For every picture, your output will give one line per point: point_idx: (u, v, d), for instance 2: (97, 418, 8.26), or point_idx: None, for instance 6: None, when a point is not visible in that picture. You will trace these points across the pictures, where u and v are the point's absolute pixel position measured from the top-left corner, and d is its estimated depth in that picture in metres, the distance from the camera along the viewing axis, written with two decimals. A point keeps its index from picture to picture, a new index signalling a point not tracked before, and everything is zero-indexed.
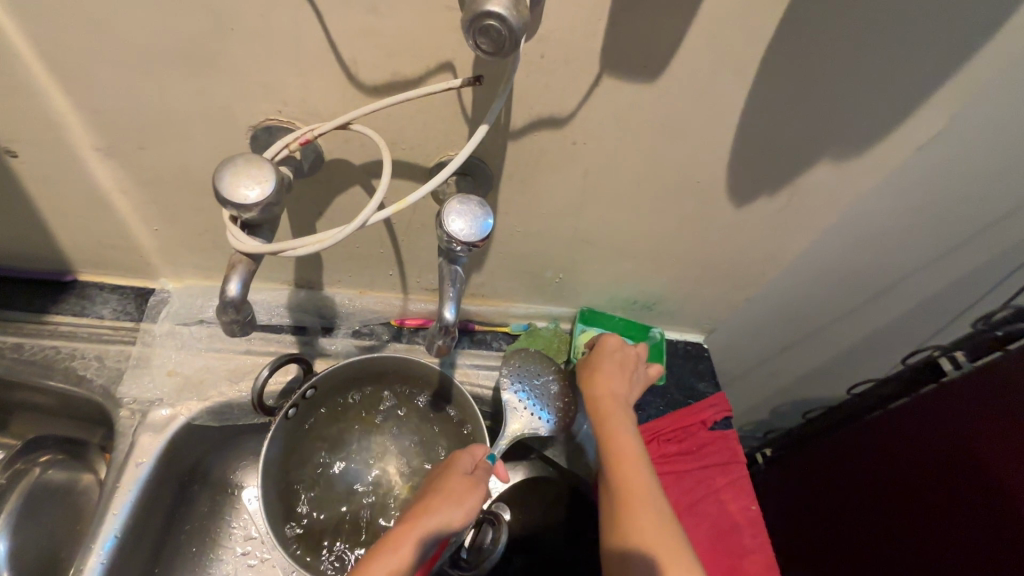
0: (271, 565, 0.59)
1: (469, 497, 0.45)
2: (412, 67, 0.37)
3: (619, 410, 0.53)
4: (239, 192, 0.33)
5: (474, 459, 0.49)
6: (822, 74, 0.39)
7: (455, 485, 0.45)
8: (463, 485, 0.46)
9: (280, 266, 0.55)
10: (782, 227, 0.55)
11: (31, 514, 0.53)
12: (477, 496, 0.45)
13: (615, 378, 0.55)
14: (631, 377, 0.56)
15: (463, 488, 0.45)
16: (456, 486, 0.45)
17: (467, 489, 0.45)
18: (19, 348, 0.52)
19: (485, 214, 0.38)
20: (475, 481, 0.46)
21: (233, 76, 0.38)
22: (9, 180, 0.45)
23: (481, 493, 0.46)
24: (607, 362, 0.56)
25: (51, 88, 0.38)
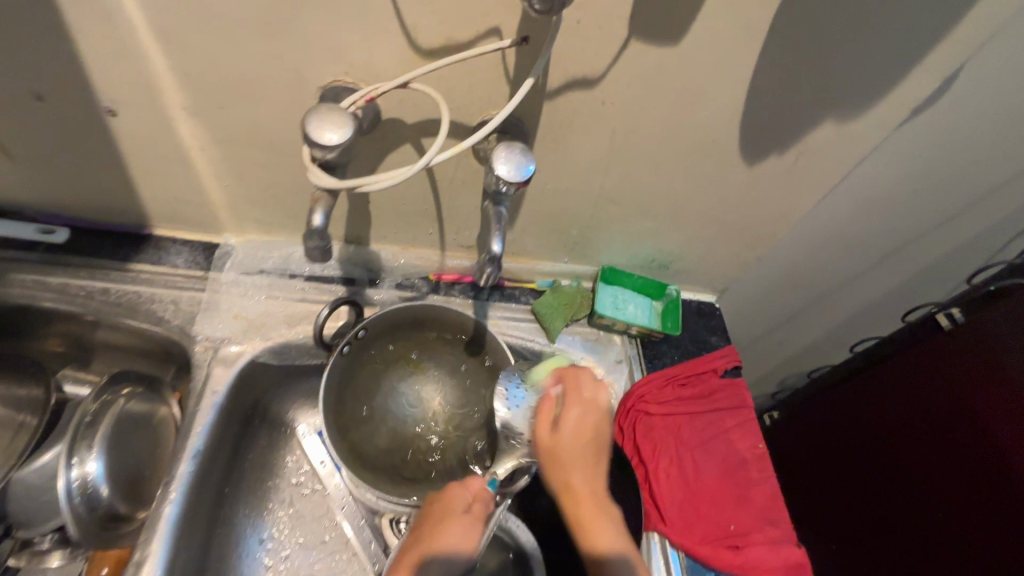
0: (322, 494, 0.66)
1: (467, 541, 0.46)
2: (465, 30, 0.42)
3: (591, 459, 0.50)
4: (324, 135, 0.39)
5: (470, 495, 0.49)
6: (826, 35, 0.44)
7: (452, 534, 0.46)
8: (462, 529, 0.47)
9: (331, 222, 0.60)
10: (791, 187, 0.59)
11: (121, 439, 0.57)
12: (471, 538, 0.46)
13: (579, 426, 0.50)
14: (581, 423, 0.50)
15: (456, 542, 0.46)
16: (451, 533, 0.46)
17: (462, 538, 0.46)
18: (107, 292, 0.59)
19: (527, 160, 0.44)
20: (473, 523, 0.47)
21: (309, 42, 0.43)
22: (106, 138, 0.51)
23: (479, 537, 0.47)
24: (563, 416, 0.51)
25: (152, 55, 0.44)
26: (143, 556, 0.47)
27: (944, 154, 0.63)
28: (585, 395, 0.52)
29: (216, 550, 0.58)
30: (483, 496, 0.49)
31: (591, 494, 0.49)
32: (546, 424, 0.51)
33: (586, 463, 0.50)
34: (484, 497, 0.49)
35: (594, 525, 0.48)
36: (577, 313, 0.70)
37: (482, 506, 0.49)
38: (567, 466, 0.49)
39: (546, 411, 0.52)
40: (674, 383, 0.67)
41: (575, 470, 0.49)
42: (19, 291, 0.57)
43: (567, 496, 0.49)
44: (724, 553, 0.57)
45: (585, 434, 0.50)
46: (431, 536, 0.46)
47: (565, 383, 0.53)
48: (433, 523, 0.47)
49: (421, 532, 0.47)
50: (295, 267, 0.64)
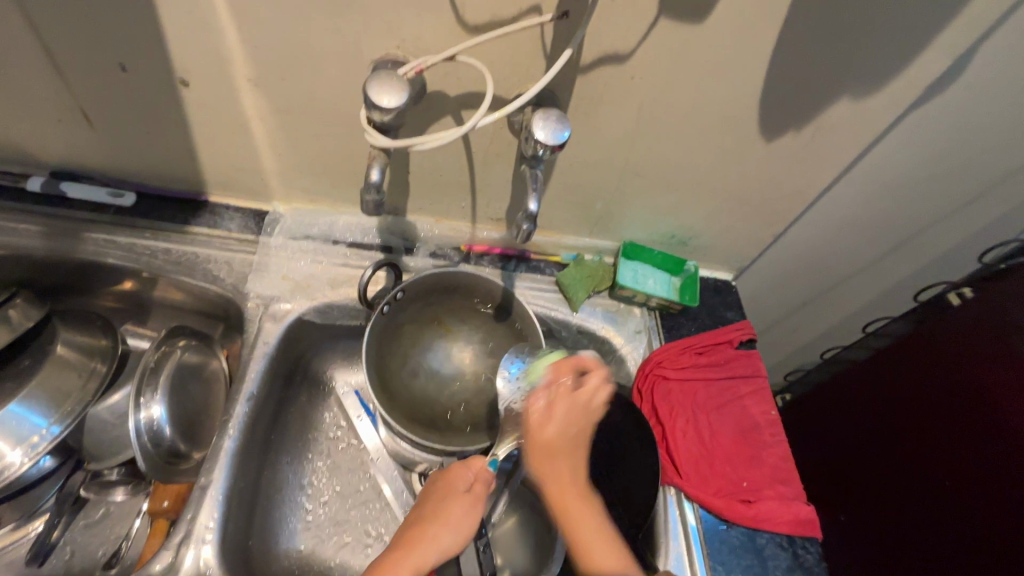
0: (357, 448, 0.70)
1: (465, 522, 0.53)
2: (508, 7, 0.46)
3: (574, 446, 0.59)
4: (383, 99, 0.44)
5: (471, 475, 0.56)
6: (843, 15, 0.47)
7: (452, 511, 0.53)
8: (461, 506, 0.53)
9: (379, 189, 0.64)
10: (807, 165, 0.62)
11: (180, 387, 0.62)
12: (470, 520, 0.53)
13: (567, 418, 0.59)
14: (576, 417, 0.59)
15: (454, 517, 0.53)
16: (453, 509, 0.53)
17: (460, 514, 0.53)
18: (169, 252, 0.65)
19: (562, 127, 0.48)
20: (469, 502, 0.54)
21: (366, 18, 0.47)
22: (177, 107, 0.56)
23: (476, 513, 0.54)
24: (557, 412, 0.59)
25: (225, 29, 0.48)
26: (208, 481, 0.54)
27: (959, 137, 0.66)
28: (575, 386, 0.59)
29: (264, 490, 0.62)
30: (483, 478, 0.56)
31: (573, 479, 0.58)
32: (538, 420, 0.59)
33: (571, 452, 0.59)
34: (484, 480, 0.56)
35: (577, 508, 0.57)
36: (599, 285, 0.74)
37: (480, 487, 0.55)
38: (552, 454, 0.58)
39: (537, 409, 0.59)
40: (691, 351, 0.71)
41: (561, 459, 0.58)
42: (88, 251, 0.64)
43: (552, 481, 0.58)
44: (736, 505, 0.60)
45: (570, 425, 0.59)
46: (432, 510, 0.53)
47: (556, 383, 0.59)
48: (436, 499, 0.54)
49: (421, 507, 0.54)
50: (337, 234, 0.71)
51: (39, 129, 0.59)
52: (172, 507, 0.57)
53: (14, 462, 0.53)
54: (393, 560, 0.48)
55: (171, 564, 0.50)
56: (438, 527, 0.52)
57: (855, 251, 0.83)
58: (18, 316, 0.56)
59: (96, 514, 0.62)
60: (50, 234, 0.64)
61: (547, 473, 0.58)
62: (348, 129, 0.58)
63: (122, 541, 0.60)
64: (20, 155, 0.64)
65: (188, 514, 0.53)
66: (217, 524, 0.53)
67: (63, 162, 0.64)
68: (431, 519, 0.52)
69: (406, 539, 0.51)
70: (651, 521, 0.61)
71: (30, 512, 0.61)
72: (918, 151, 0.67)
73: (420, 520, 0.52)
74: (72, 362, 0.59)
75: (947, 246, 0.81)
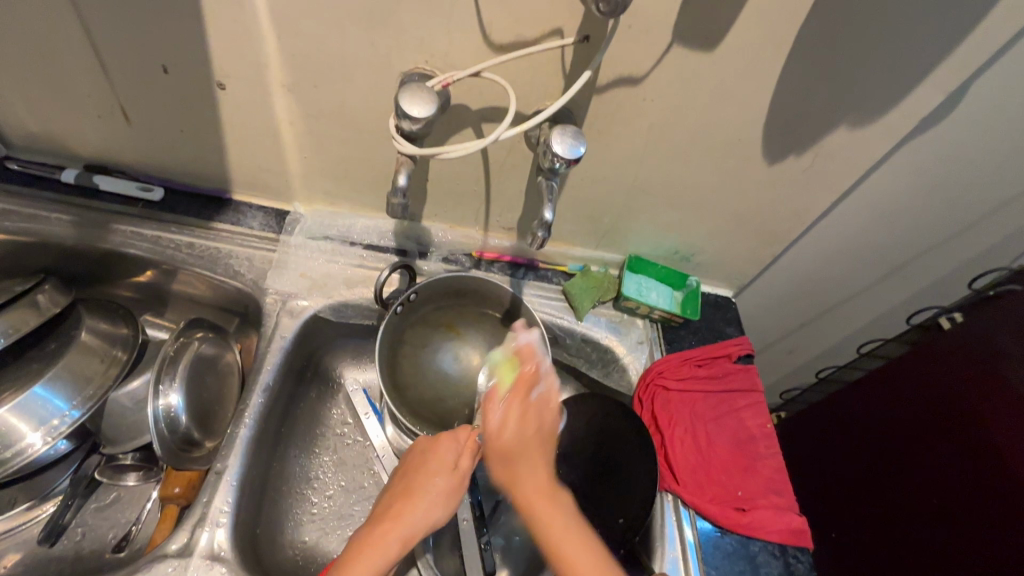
0: (363, 445, 0.72)
1: (447, 496, 0.51)
2: (533, 30, 0.50)
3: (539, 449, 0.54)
4: (414, 109, 0.47)
5: (458, 448, 0.54)
6: (842, 49, 0.51)
7: (438, 489, 0.51)
8: (448, 480, 0.52)
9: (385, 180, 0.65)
10: (807, 188, 0.65)
11: (198, 377, 0.64)
12: (451, 498, 0.51)
13: (520, 425, 0.55)
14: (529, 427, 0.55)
15: (434, 499, 0.50)
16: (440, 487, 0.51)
17: (446, 490, 0.51)
18: (193, 246, 0.68)
19: (577, 142, 0.51)
20: (456, 478, 0.52)
21: (398, 32, 0.50)
22: (212, 107, 0.59)
23: (458, 489, 0.52)
24: (512, 409, 0.55)
25: (266, 37, 0.51)
26: (223, 466, 0.56)
27: (951, 169, 0.69)
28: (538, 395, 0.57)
29: (274, 481, 0.63)
30: (471, 448, 0.55)
31: (539, 478, 0.51)
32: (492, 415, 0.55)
33: (535, 453, 0.53)
34: (470, 451, 0.54)
35: (542, 504, 0.50)
36: (604, 296, 0.77)
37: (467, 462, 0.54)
38: (513, 454, 0.53)
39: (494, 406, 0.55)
40: (692, 363, 0.73)
41: (525, 462, 0.52)
42: (115, 240, 0.67)
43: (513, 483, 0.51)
44: (731, 513, 0.62)
45: (524, 431, 0.54)
46: (416, 485, 0.51)
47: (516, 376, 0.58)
48: (418, 473, 0.52)
49: (403, 481, 0.52)
50: (355, 235, 0.74)
51: (79, 123, 0.62)
52: (183, 494, 0.59)
53: (33, 442, 0.55)
54: (374, 535, 0.47)
55: (186, 544, 0.52)
56: (423, 504, 0.50)
57: (851, 276, 0.85)
58: (46, 300, 0.58)
59: (108, 498, 0.63)
60: (80, 223, 0.66)
61: (508, 476, 0.52)
62: (372, 135, 0.60)
63: (132, 525, 0.61)
64: (57, 147, 0.67)
65: (204, 497, 0.55)
66: (231, 509, 0.55)
67: (97, 155, 0.68)
68: (405, 494, 0.51)
69: (389, 513, 0.49)
70: (648, 525, 0.63)
71: (44, 494, 0.62)
72: (911, 180, 0.70)
73: (406, 500, 0.50)
74: (95, 348, 0.61)
75: (939, 274, 0.84)
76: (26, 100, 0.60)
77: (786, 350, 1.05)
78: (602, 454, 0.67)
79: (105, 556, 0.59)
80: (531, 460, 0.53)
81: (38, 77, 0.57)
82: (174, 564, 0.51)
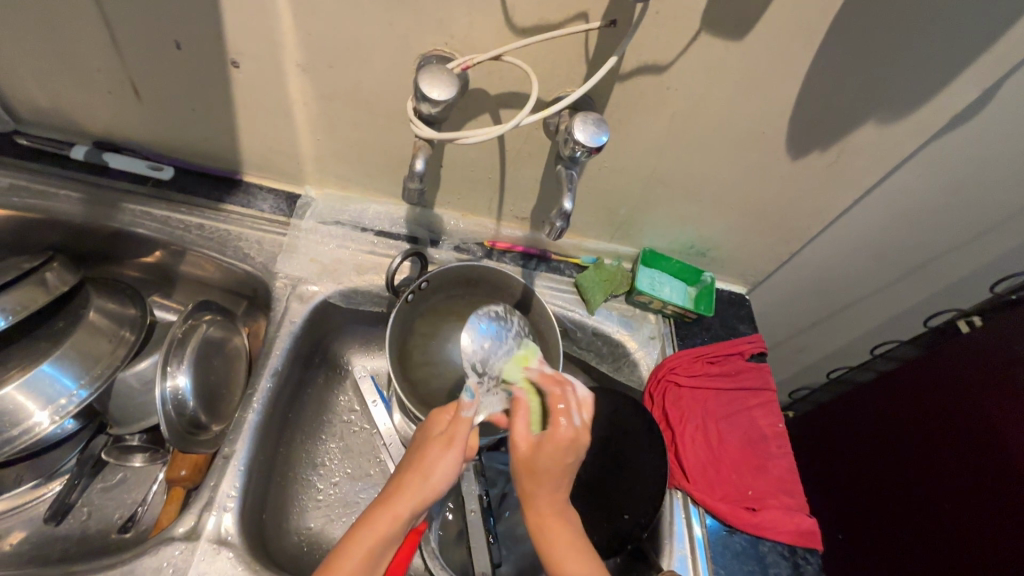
0: (369, 432, 0.71)
1: (446, 462, 0.46)
2: (557, 13, 0.48)
3: (566, 471, 0.47)
4: (434, 92, 0.45)
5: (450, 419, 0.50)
6: (875, 42, 0.49)
7: (438, 464, 0.46)
8: (438, 446, 0.47)
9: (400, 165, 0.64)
10: (829, 185, 0.64)
11: (205, 360, 0.63)
12: (450, 459, 0.47)
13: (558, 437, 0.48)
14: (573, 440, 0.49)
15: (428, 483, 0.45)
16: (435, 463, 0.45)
17: (441, 458, 0.46)
18: (202, 227, 0.67)
19: (600, 131, 0.49)
20: (445, 442, 0.48)
21: (418, 12, 0.48)
22: (225, 86, 0.57)
23: (456, 455, 0.47)
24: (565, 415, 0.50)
25: (281, 15, 0.50)
26: (231, 451, 0.56)
27: (978, 169, 0.67)
28: (573, 418, 0.49)
29: (280, 466, 0.63)
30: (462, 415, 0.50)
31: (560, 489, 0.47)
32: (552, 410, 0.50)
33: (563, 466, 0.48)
34: (462, 420, 0.49)
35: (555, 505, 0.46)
36: (616, 289, 0.76)
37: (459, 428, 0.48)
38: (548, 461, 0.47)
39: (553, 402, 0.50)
40: (704, 360, 0.72)
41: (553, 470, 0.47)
42: (124, 220, 0.66)
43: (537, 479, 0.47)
44: (741, 512, 0.61)
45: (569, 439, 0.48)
46: (410, 463, 0.47)
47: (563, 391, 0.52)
48: (412, 450, 0.48)
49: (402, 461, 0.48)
50: (367, 221, 0.73)
51: (88, 99, 0.61)
52: (190, 477, 0.58)
53: (40, 422, 0.55)
54: (368, 515, 0.44)
55: (193, 528, 0.52)
56: (413, 476, 0.46)
57: (866, 276, 0.84)
58: (54, 279, 0.58)
59: (114, 478, 0.63)
60: (90, 202, 0.65)
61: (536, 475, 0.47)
62: (388, 118, 0.59)
63: (137, 506, 0.61)
64: (65, 123, 0.66)
65: (211, 481, 0.54)
66: (238, 494, 0.54)
67: (106, 132, 0.67)
68: (403, 470, 0.47)
69: (383, 495, 0.45)
70: (656, 521, 0.62)
71: (51, 472, 0.62)
72: (935, 179, 0.69)
73: (402, 478, 0.46)
74: (103, 329, 0.60)
75: (958, 277, 0.82)
76: (37, 75, 0.59)
77: (796, 348, 1.04)
78: (610, 449, 0.66)
79: (110, 537, 0.59)
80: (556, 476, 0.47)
81: (47, 51, 0.56)
82: (181, 547, 0.50)
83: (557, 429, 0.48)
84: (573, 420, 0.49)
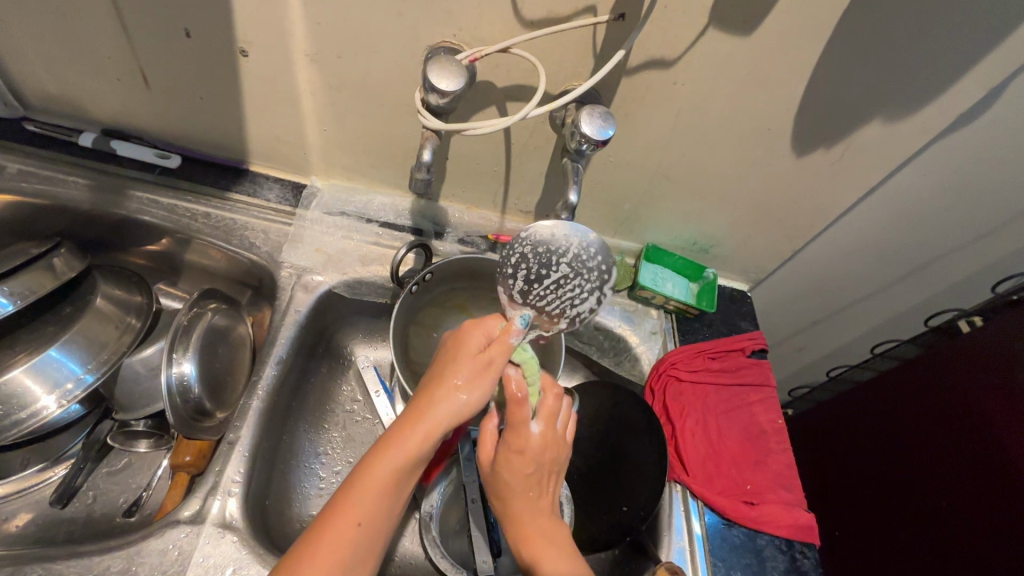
0: (371, 423, 0.71)
1: (478, 382, 0.46)
2: (566, 7, 0.48)
3: (530, 483, 0.49)
4: (443, 83, 0.46)
5: (484, 340, 0.49)
6: (883, 40, 0.49)
7: (471, 388, 0.46)
8: (474, 366, 0.47)
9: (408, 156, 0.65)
10: (834, 183, 0.64)
11: (210, 347, 0.64)
12: (483, 381, 0.46)
13: (524, 458, 0.48)
14: (541, 454, 0.49)
15: (458, 406, 0.45)
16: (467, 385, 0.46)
17: (475, 378, 0.46)
18: (209, 216, 0.68)
19: (607, 125, 0.49)
20: (482, 361, 0.47)
21: (427, 3, 0.49)
22: (233, 74, 0.58)
23: (488, 379, 0.47)
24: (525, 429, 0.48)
25: (291, 5, 0.50)
26: (235, 437, 0.57)
27: (981, 170, 0.67)
28: (530, 433, 0.48)
29: (283, 454, 0.64)
30: (503, 339, 0.48)
31: (531, 501, 0.49)
32: (513, 422, 0.49)
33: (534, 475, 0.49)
34: (502, 343, 0.48)
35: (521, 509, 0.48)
36: (619, 284, 0.76)
37: (496, 352, 0.47)
38: (510, 477, 0.48)
39: (517, 411, 0.48)
40: (706, 356, 0.72)
41: (519, 481, 0.48)
42: (131, 207, 0.66)
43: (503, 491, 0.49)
44: (740, 506, 0.62)
45: (531, 461, 0.48)
46: (443, 376, 0.47)
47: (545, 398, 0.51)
48: (448, 357, 0.48)
49: (435, 373, 0.47)
50: (372, 213, 0.73)
51: (96, 86, 0.62)
52: (194, 462, 0.59)
53: (47, 405, 0.55)
54: (400, 429, 0.44)
55: (198, 511, 0.52)
56: (446, 393, 0.46)
57: (868, 275, 0.84)
58: (61, 265, 0.58)
59: (119, 463, 0.64)
60: (97, 188, 0.66)
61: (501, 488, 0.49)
62: (395, 110, 0.59)
63: (142, 491, 0.62)
64: (73, 110, 0.66)
65: (216, 466, 0.55)
66: (243, 479, 0.55)
67: (114, 120, 0.67)
68: (434, 382, 0.47)
69: (413, 411, 0.46)
70: (655, 514, 0.63)
71: (56, 456, 0.63)
72: (938, 178, 0.69)
73: (432, 392, 0.46)
74: (109, 315, 0.61)
75: (960, 278, 0.82)
76: (46, 61, 0.59)
77: (796, 347, 1.04)
78: (611, 442, 0.67)
79: (116, 520, 0.60)
80: (522, 491, 0.49)
81: (56, 37, 0.56)
82: (186, 530, 0.51)
83: (511, 440, 0.48)
84: (529, 428, 0.48)
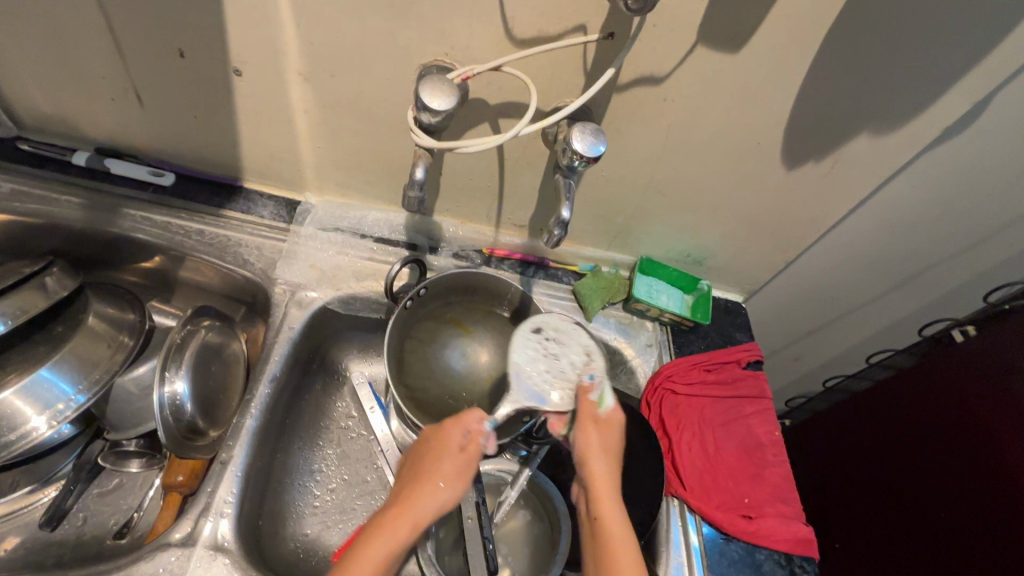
0: (366, 439, 0.71)
1: (456, 480, 0.53)
2: (556, 26, 0.49)
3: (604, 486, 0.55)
4: (435, 102, 0.46)
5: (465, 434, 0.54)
6: (868, 57, 0.50)
7: (447, 486, 0.52)
8: (454, 465, 0.53)
9: (400, 171, 0.65)
10: (824, 195, 0.64)
11: (204, 365, 0.64)
12: (460, 481, 0.53)
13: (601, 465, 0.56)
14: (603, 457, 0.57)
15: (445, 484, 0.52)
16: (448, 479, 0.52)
17: (454, 473, 0.53)
18: (202, 233, 0.68)
19: (599, 141, 0.50)
20: (464, 460, 0.53)
21: (420, 22, 0.49)
22: (227, 92, 0.58)
23: (464, 476, 0.53)
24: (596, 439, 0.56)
25: (285, 25, 0.50)
26: (228, 456, 0.56)
27: (969, 180, 0.68)
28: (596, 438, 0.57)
29: (277, 472, 0.63)
30: (477, 442, 0.54)
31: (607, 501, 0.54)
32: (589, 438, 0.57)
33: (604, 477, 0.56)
34: (478, 439, 0.55)
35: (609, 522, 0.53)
36: (613, 297, 0.76)
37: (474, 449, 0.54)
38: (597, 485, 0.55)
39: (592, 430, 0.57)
40: (700, 368, 0.72)
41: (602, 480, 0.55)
42: (124, 225, 0.66)
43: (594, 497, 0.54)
44: (738, 520, 0.62)
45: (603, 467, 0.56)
46: (426, 470, 0.53)
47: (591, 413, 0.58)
48: (430, 454, 0.54)
49: (415, 467, 0.54)
50: (366, 228, 0.73)
51: (90, 105, 0.62)
52: (186, 482, 0.58)
53: (37, 427, 0.55)
54: (387, 517, 0.50)
55: (189, 534, 0.52)
56: (433, 486, 0.52)
57: (862, 286, 0.84)
58: (53, 284, 0.58)
59: (110, 484, 0.63)
60: (91, 207, 0.66)
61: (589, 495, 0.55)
62: (389, 127, 0.60)
63: (133, 512, 0.61)
64: (67, 128, 0.66)
65: (208, 487, 0.54)
66: (235, 500, 0.54)
67: (108, 139, 0.67)
68: (415, 480, 0.53)
69: (397, 501, 0.52)
70: (653, 529, 0.62)
71: (46, 477, 0.62)
72: (926, 188, 0.70)
73: (417, 483, 0.52)
74: (101, 333, 0.60)
75: (952, 287, 0.83)
76: (40, 80, 0.60)
77: (792, 357, 1.04)
78: None
79: (106, 542, 0.59)
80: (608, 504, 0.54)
81: (51, 57, 0.56)
82: (177, 553, 0.50)
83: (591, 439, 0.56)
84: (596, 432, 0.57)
